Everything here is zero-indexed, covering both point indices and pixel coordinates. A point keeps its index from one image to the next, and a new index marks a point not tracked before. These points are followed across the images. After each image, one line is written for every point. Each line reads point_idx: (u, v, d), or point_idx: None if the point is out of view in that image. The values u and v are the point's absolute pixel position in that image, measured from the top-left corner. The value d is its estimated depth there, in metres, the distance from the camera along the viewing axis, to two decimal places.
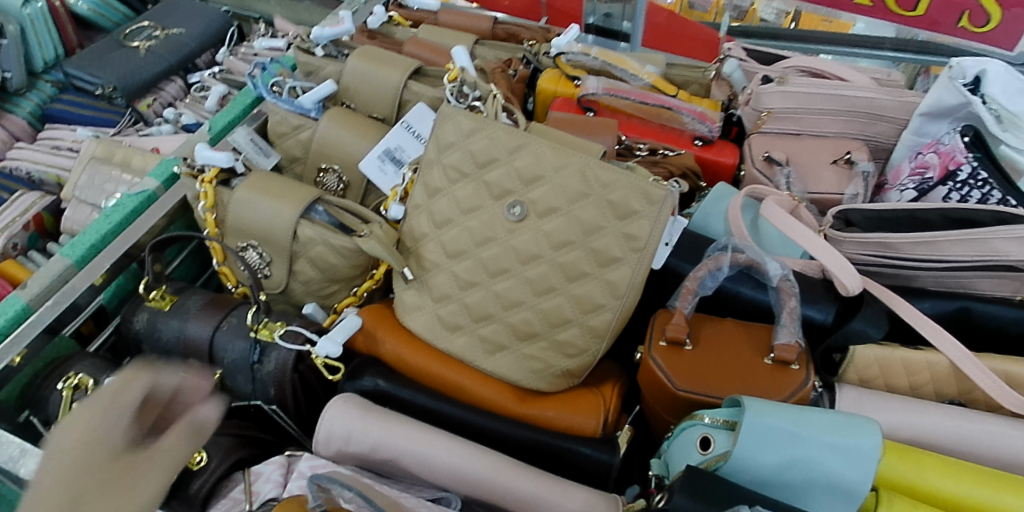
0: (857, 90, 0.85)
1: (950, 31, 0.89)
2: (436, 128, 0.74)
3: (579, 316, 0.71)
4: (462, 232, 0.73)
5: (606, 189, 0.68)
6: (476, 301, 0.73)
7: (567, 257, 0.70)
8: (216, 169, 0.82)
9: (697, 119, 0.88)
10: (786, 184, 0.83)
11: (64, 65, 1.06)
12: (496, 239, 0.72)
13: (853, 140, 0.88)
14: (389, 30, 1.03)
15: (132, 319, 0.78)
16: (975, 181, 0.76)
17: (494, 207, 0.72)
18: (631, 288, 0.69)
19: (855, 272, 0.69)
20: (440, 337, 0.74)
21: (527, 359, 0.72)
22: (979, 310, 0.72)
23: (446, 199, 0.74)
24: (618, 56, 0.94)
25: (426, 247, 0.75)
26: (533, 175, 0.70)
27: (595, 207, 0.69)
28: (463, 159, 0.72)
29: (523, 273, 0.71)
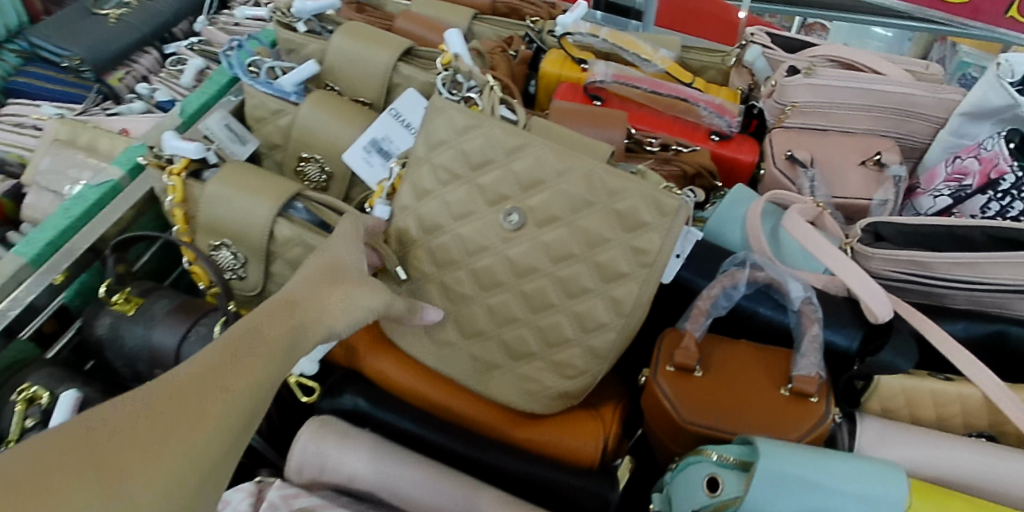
0: (892, 84, 0.78)
1: (996, 21, 0.82)
2: (426, 123, 0.67)
3: (579, 336, 0.64)
4: (452, 239, 0.66)
5: (615, 195, 0.61)
6: (467, 314, 0.67)
7: (568, 271, 0.63)
8: (185, 160, 0.74)
9: (716, 112, 0.80)
10: (810, 188, 0.76)
11: (27, 34, 0.96)
12: (489, 249, 0.65)
13: (883, 138, 0.81)
14: (379, 2, 0.95)
15: (93, 323, 0.72)
16: (1018, 192, 0.70)
17: (487, 213, 0.65)
18: (638, 307, 0.63)
19: (887, 300, 0.62)
20: (427, 352, 0.68)
21: (522, 378, 0.66)
22: (1015, 334, 0.66)
23: (435, 201, 0.66)
24: (630, 39, 0.86)
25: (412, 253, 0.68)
26: (534, 180, 0.63)
27: (602, 217, 0.62)
28: (455, 159, 0.65)
29: (519, 286, 0.65)
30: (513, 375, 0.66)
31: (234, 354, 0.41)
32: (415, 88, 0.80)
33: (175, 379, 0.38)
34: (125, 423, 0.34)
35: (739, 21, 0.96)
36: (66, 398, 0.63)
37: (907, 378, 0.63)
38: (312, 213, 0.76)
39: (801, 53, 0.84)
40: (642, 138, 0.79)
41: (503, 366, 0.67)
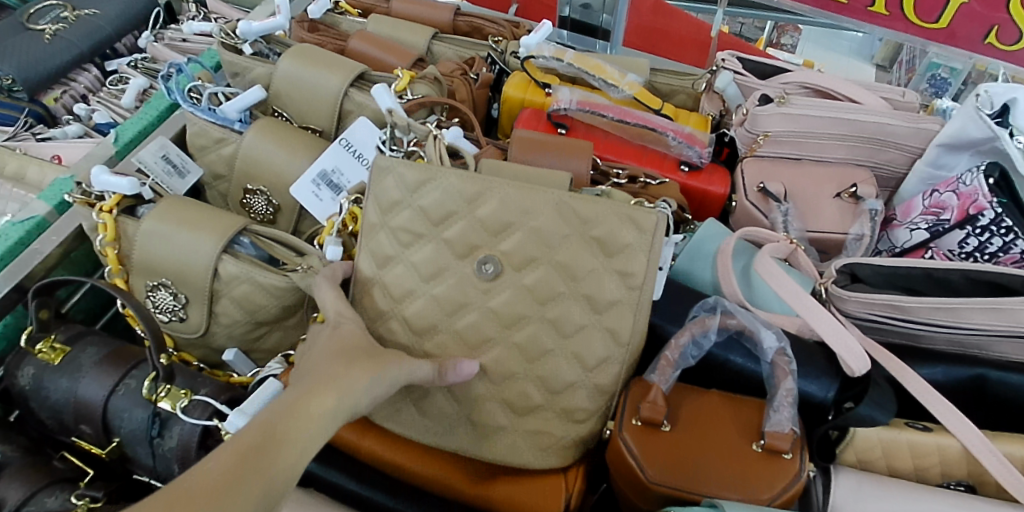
0: (868, 113, 0.75)
1: (973, 47, 0.80)
2: (377, 174, 0.62)
3: (541, 392, 0.61)
4: (401, 285, 0.61)
5: (579, 245, 0.59)
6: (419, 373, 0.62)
7: (530, 323, 0.60)
8: (117, 196, 0.68)
9: (685, 141, 0.77)
10: (783, 223, 0.74)
11: None
12: (438, 295, 0.61)
13: (858, 168, 0.79)
14: (333, 20, 0.90)
15: (15, 373, 0.67)
16: (997, 228, 0.67)
17: (453, 268, 0.60)
18: (604, 363, 0.60)
19: (863, 353, 0.59)
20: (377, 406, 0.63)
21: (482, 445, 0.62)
22: (996, 379, 0.62)
23: (401, 267, 0.61)
24: (596, 62, 0.82)
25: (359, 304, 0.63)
26: (492, 225, 0.59)
27: (565, 262, 0.59)
28: (415, 215, 0.60)
29: (477, 347, 0.60)
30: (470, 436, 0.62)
31: (232, 461, 0.38)
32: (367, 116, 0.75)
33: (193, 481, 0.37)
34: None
35: (714, 41, 0.92)
36: None
37: (884, 428, 0.61)
38: (257, 246, 0.69)
39: (774, 78, 0.81)
40: (608, 171, 0.74)
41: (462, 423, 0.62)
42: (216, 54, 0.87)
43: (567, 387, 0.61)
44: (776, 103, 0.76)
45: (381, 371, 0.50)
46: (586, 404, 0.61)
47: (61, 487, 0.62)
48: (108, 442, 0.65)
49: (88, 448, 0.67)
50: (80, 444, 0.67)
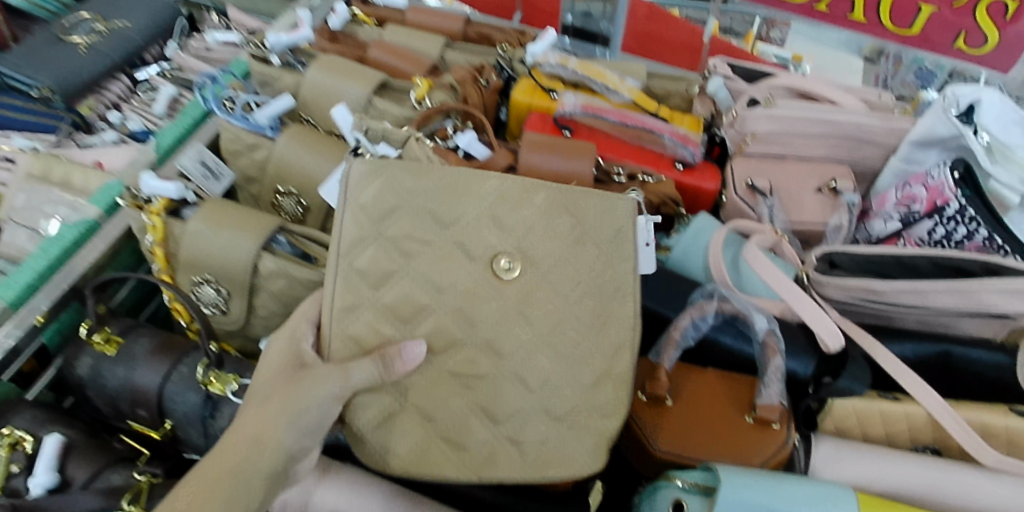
0: (847, 114, 0.82)
1: (946, 52, 0.87)
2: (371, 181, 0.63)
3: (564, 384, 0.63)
4: (402, 297, 0.62)
5: (577, 244, 0.66)
6: (429, 391, 0.61)
7: (547, 313, 0.64)
8: (163, 200, 0.75)
9: (679, 141, 0.84)
10: (770, 216, 0.81)
11: None
12: (449, 307, 0.62)
13: (839, 165, 0.86)
14: (351, 31, 0.97)
15: (74, 364, 0.73)
16: (962, 218, 0.74)
17: (463, 271, 0.63)
18: (616, 350, 0.65)
19: (837, 331, 0.67)
20: (384, 430, 0.61)
21: (492, 457, 0.61)
22: (959, 354, 0.70)
23: (404, 281, 0.62)
24: (598, 69, 0.89)
25: (341, 327, 0.61)
26: (499, 221, 0.64)
27: (573, 257, 0.66)
28: (422, 218, 0.63)
29: (495, 351, 0.62)
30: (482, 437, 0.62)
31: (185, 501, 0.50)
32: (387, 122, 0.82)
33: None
34: None
35: (705, 45, 0.99)
36: (49, 445, 0.66)
37: (859, 399, 0.67)
38: (293, 244, 0.77)
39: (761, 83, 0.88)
40: (610, 170, 0.81)
41: (480, 443, 0.61)
42: (242, 63, 0.93)
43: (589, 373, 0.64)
44: (764, 106, 0.84)
45: (301, 403, 0.55)
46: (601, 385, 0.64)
47: (122, 465, 0.68)
48: (161, 424, 0.73)
49: (143, 431, 0.74)
50: (135, 427, 0.74)
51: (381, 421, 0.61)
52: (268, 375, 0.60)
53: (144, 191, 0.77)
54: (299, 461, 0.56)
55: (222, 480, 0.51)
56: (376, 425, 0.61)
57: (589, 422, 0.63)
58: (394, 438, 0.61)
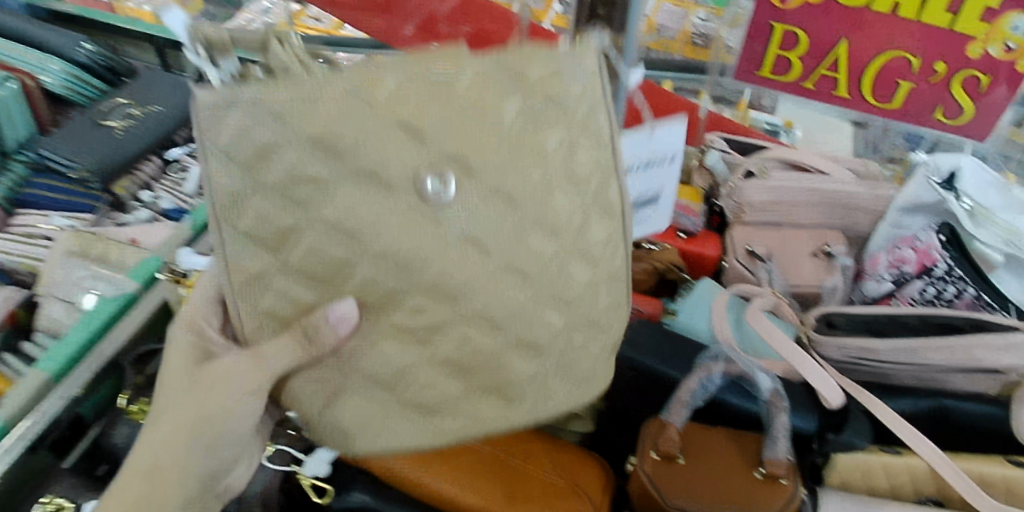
0: (834, 184, 0.90)
1: (925, 122, 0.94)
2: (217, 124, 0.42)
3: (544, 321, 0.50)
4: (310, 253, 0.44)
5: (518, 151, 0.46)
6: (369, 352, 0.48)
7: (505, 235, 0.46)
8: None
9: (682, 212, 0.94)
10: (768, 279, 0.87)
11: (38, 146, 1.04)
12: (376, 252, 0.44)
13: (830, 230, 0.93)
14: None
15: (110, 432, 0.76)
16: (951, 277, 0.80)
17: (395, 210, 0.44)
18: (609, 250, 0.53)
19: (836, 387, 0.71)
20: (333, 406, 0.49)
21: (476, 417, 0.50)
22: (954, 407, 0.73)
23: (309, 231, 0.44)
24: None
25: (251, 303, 0.47)
26: (416, 125, 0.43)
27: (529, 156, 0.46)
28: (304, 148, 0.42)
29: (446, 295, 0.46)
30: (460, 395, 0.50)
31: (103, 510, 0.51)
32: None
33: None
34: None
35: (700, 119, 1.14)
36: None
37: (862, 452, 0.70)
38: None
39: (755, 156, 0.97)
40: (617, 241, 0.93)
41: (452, 400, 0.49)
42: None
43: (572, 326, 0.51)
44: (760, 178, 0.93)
45: (224, 399, 0.52)
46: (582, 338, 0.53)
47: None
48: None
49: None
50: None
51: (329, 399, 0.49)
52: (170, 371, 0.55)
53: (183, 267, 0.88)
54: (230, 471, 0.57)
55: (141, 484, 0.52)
56: (322, 407, 0.49)
57: (575, 356, 0.52)
58: (347, 413, 0.49)
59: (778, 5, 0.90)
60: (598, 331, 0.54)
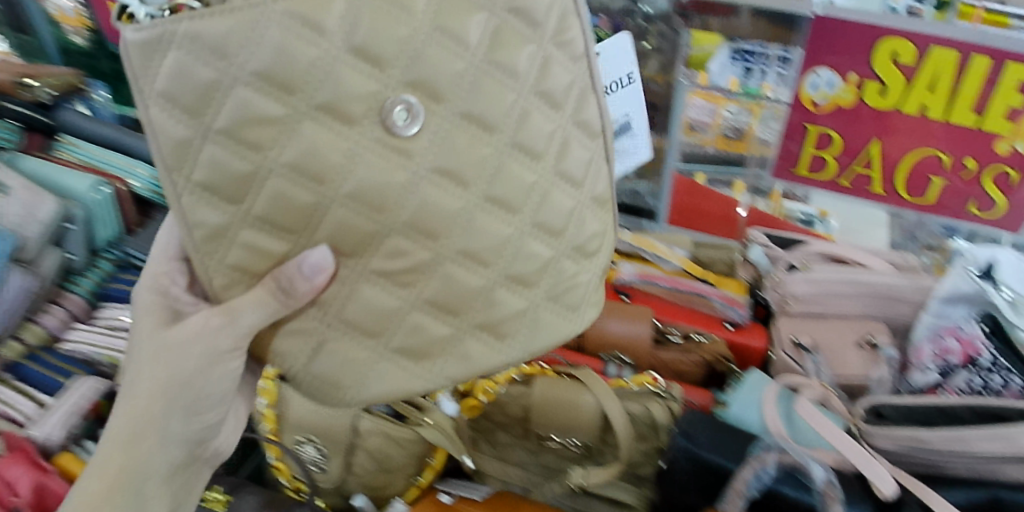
0: (876, 276, 0.95)
1: (961, 215, 0.99)
2: (155, 61, 0.50)
3: (531, 252, 0.65)
4: (272, 198, 0.55)
5: (484, 79, 0.57)
6: (351, 300, 0.61)
7: (487, 158, 0.59)
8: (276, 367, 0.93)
9: (726, 302, 1.02)
10: (816, 371, 0.91)
11: (126, 246, 1.34)
12: (345, 194, 0.56)
13: (875, 321, 0.97)
14: None
15: None
16: (998, 368, 0.84)
17: (349, 136, 0.54)
18: (562, 178, 0.65)
19: (890, 478, 0.74)
20: (323, 352, 0.62)
21: (469, 354, 0.65)
22: (1007, 497, 0.73)
23: (274, 178, 0.54)
24: (648, 240, 1.11)
25: (217, 258, 0.57)
26: (373, 53, 0.53)
27: (500, 71, 0.58)
28: (251, 82, 0.51)
29: (427, 232, 0.59)
30: (445, 335, 0.64)
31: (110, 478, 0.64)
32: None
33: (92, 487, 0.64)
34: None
35: (739, 217, 1.19)
36: None
37: None
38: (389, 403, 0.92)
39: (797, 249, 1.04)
40: (666, 330, 1.02)
41: (439, 340, 0.64)
42: None
43: (529, 278, 0.65)
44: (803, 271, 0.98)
45: (191, 361, 0.64)
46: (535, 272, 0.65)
47: None
48: None
49: None
50: None
51: (313, 353, 0.62)
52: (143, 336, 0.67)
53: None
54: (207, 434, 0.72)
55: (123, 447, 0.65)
56: (306, 360, 0.62)
57: (565, 286, 0.68)
58: (326, 363, 0.62)
59: (811, 108, 0.97)
60: (590, 259, 0.70)
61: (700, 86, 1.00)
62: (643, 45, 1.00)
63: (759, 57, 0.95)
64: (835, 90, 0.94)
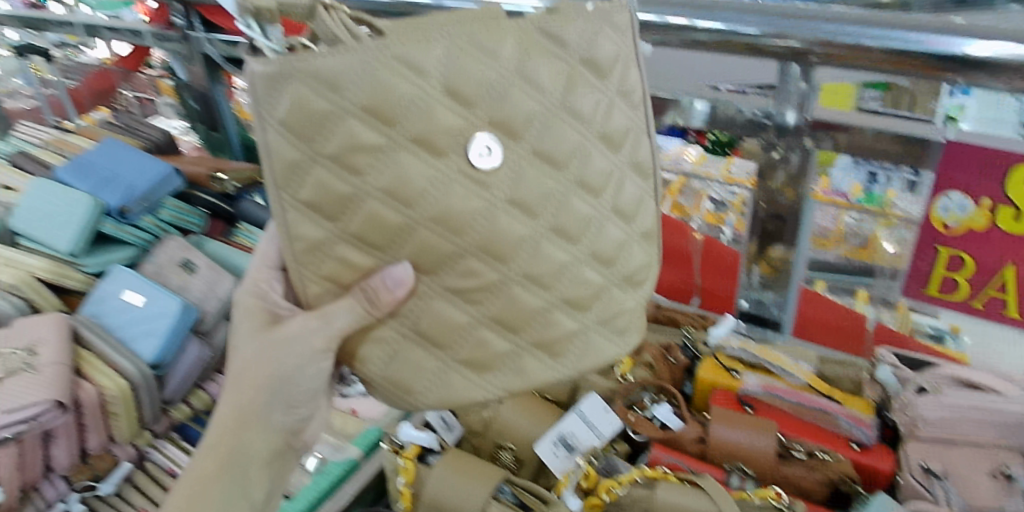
0: (1013, 405, 0.97)
1: None
2: (277, 92, 0.69)
3: (585, 278, 0.88)
4: (369, 218, 0.75)
5: (555, 120, 0.80)
6: (429, 305, 0.82)
7: (550, 190, 0.81)
8: (414, 447, 1.19)
9: (852, 423, 1.08)
10: (945, 497, 0.96)
11: None
12: (430, 217, 0.76)
13: (1010, 449, 0.98)
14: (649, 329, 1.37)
15: None
16: None
17: (437, 166, 0.75)
18: (606, 186, 0.86)
19: None
20: (393, 359, 0.84)
21: (523, 367, 0.87)
22: None
23: (368, 200, 0.74)
24: (772, 354, 1.20)
25: (314, 268, 0.78)
26: (461, 94, 0.74)
27: (569, 114, 0.81)
28: (358, 115, 0.71)
29: (452, 227, 0.77)
30: (506, 350, 0.86)
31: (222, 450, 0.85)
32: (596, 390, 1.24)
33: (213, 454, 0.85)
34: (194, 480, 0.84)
35: (869, 331, 1.33)
36: None
37: None
38: (515, 494, 1.11)
39: (927, 370, 1.06)
40: (791, 445, 1.08)
41: (502, 352, 0.86)
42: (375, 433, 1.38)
43: (586, 303, 0.89)
44: (933, 393, 1.01)
45: (294, 359, 0.83)
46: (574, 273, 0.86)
47: None
48: None
49: None
50: None
51: (390, 356, 0.84)
52: (249, 335, 0.87)
53: (401, 438, 1.21)
54: (298, 426, 0.91)
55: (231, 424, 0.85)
56: (382, 366, 0.84)
57: (608, 313, 0.92)
58: (402, 366, 0.84)
59: (942, 229, 1.04)
60: (638, 287, 0.95)
61: (823, 191, 1.17)
62: (773, 157, 1.16)
63: (891, 164, 1.06)
64: (968, 213, 1.00)
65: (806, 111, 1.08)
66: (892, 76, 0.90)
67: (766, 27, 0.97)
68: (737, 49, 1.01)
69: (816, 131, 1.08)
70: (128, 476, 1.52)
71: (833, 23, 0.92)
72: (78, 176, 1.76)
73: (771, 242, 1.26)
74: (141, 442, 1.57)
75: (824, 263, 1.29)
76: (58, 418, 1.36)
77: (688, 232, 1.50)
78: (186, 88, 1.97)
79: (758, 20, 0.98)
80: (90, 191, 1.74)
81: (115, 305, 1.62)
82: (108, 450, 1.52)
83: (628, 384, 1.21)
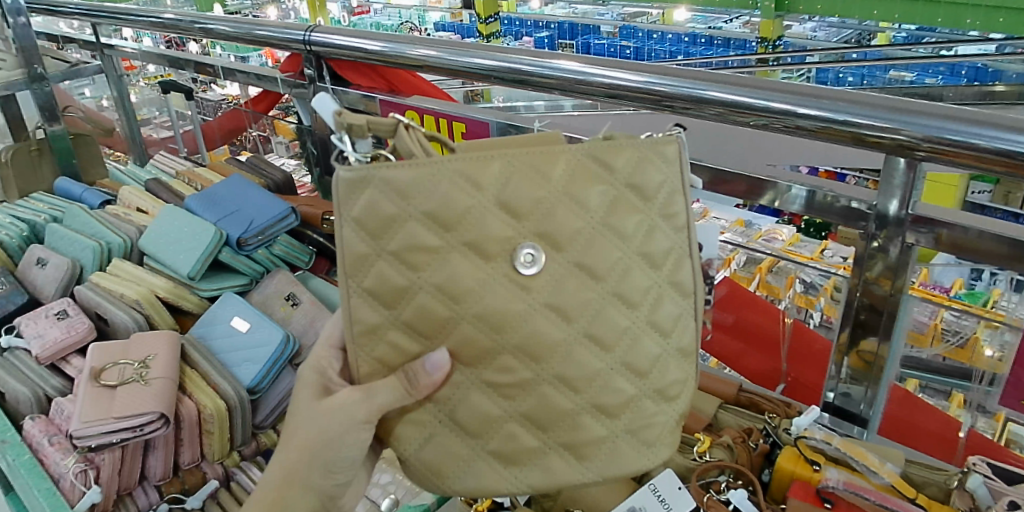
0: None
1: None
2: (355, 195, 0.83)
3: (617, 387, 0.91)
4: (419, 310, 0.86)
5: (598, 236, 0.87)
6: (471, 396, 0.90)
7: (592, 301, 0.88)
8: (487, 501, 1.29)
9: None
10: None
11: None
12: (474, 313, 0.86)
13: None
14: (715, 419, 1.39)
15: None
16: None
17: (489, 268, 0.85)
18: (647, 294, 0.91)
19: None
20: (428, 439, 0.92)
21: (550, 465, 0.92)
22: None
23: (421, 291, 0.86)
24: (858, 450, 1.17)
25: (369, 352, 0.89)
26: (512, 208, 0.84)
27: (610, 232, 0.88)
28: (422, 219, 0.83)
29: (497, 328, 0.86)
30: (533, 446, 0.92)
31: (289, 471, 0.93)
32: (672, 467, 1.24)
33: (278, 470, 0.93)
34: (266, 491, 0.94)
35: (960, 439, 1.29)
36: None
37: None
38: None
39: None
40: None
41: (534, 447, 0.91)
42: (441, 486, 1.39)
43: (615, 411, 0.92)
44: None
45: (341, 424, 0.89)
46: (613, 374, 0.91)
47: None
48: None
49: None
50: None
51: (424, 441, 0.92)
52: (309, 392, 0.95)
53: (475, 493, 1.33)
54: (344, 479, 0.95)
55: (295, 457, 0.92)
56: (418, 446, 0.92)
57: (640, 424, 0.94)
58: (435, 448, 0.92)
59: None
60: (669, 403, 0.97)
61: (919, 281, 1.19)
62: (872, 247, 1.15)
63: (995, 266, 1.01)
64: None
65: (909, 206, 1.07)
66: (1005, 177, 0.88)
67: (876, 120, 0.97)
68: (843, 139, 1.02)
69: (918, 226, 1.07)
70: (213, 494, 1.65)
71: (947, 120, 0.90)
72: (210, 209, 2.03)
73: (865, 334, 1.24)
74: (229, 461, 1.70)
75: (918, 361, 1.28)
76: (159, 431, 1.51)
77: (779, 316, 1.49)
78: (308, 133, 2.22)
79: (868, 114, 0.98)
80: (217, 222, 1.98)
81: (224, 329, 1.81)
82: (200, 466, 1.67)
83: (706, 463, 1.21)
